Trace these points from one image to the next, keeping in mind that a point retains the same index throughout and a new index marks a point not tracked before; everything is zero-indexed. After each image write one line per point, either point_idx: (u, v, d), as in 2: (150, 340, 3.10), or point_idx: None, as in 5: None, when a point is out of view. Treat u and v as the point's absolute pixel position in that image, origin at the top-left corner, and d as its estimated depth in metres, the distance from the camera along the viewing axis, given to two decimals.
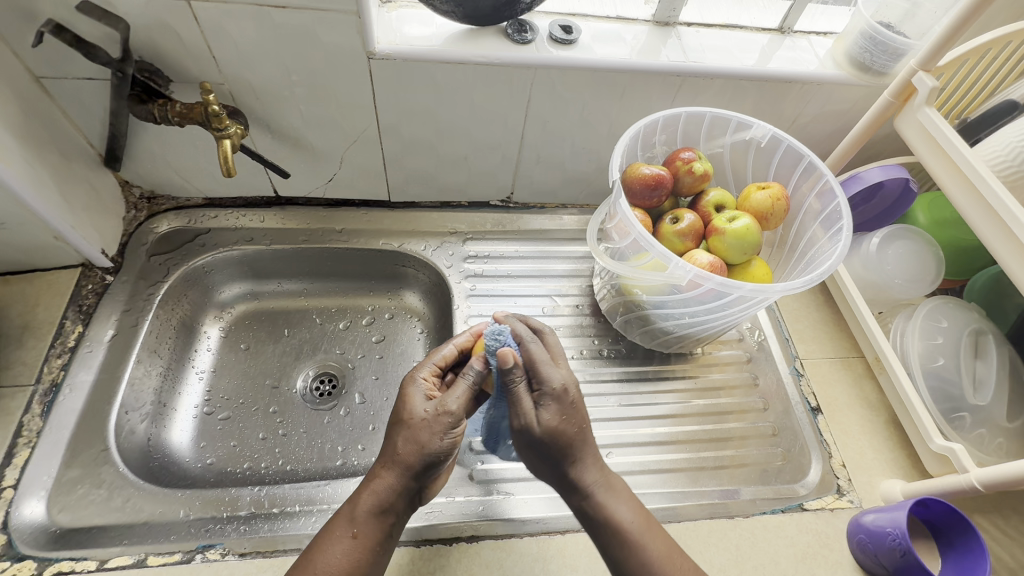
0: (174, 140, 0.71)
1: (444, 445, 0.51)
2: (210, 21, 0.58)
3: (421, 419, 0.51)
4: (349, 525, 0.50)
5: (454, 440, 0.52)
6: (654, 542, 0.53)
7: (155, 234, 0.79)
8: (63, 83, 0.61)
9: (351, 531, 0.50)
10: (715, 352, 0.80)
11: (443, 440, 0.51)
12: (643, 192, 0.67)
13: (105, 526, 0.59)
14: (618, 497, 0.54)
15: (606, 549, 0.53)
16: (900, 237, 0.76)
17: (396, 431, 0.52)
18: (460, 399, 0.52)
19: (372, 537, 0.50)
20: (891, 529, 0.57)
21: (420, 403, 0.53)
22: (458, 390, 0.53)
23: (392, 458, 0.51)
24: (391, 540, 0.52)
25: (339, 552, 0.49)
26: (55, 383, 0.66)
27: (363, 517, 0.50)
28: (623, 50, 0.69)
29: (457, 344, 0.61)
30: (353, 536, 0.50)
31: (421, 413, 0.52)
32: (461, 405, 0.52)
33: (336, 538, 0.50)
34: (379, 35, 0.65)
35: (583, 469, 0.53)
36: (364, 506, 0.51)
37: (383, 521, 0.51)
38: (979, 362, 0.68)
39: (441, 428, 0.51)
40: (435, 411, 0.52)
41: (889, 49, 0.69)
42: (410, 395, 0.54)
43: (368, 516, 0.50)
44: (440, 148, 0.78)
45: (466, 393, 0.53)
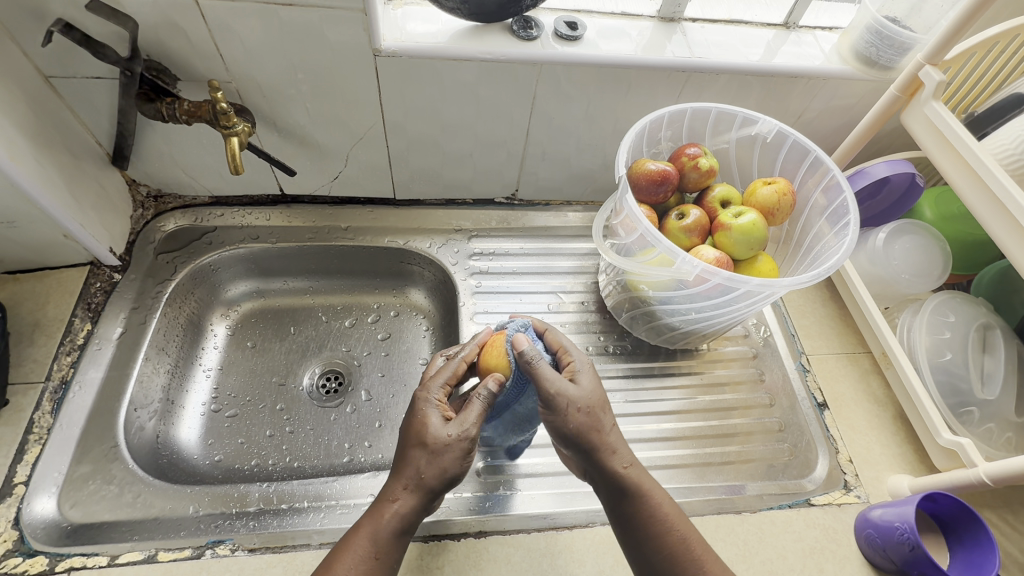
0: (181, 139, 0.71)
1: (462, 467, 0.52)
2: (217, 18, 0.58)
3: (444, 444, 0.51)
4: (370, 545, 0.49)
5: (469, 461, 0.53)
6: (686, 532, 0.53)
7: (162, 233, 0.79)
8: (71, 82, 0.62)
9: (372, 553, 0.49)
10: (721, 348, 0.80)
11: (463, 465, 0.52)
12: (649, 188, 0.67)
13: (116, 522, 0.59)
14: (652, 482, 0.55)
15: (640, 543, 0.53)
16: (907, 232, 0.76)
17: (416, 456, 0.51)
18: (476, 420, 0.52)
19: (391, 553, 0.50)
20: (899, 523, 0.57)
21: (442, 428, 0.51)
22: (474, 413, 0.52)
23: (413, 481, 0.51)
24: (406, 550, 0.53)
25: (361, 574, 0.49)
26: (65, 380, 0.66)
27: (383, 538, 0.50)
28: (629, 46, 0.69)
29: (466, 358, 0.59)
30: (376, 557, 0.49)
31: (443, 438, 0.51)
32: (479, 427, 0.52)
33: (358, 559, 0.49)
34: (385, 33, 0.65)
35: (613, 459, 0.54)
36: (384, 528, 0.50)
37: (402, 537, 0.51)
38: (987, 356, 0.68)
39: (463, 452, 0.51)
40: (459, 437, 0.51)
41: (895, 43, 0.69)
42: (427, 417, 0.53)
43: (390, 535, 0.50)
44: (445, 145, 0.78)
45: (481, 414, 0.53)
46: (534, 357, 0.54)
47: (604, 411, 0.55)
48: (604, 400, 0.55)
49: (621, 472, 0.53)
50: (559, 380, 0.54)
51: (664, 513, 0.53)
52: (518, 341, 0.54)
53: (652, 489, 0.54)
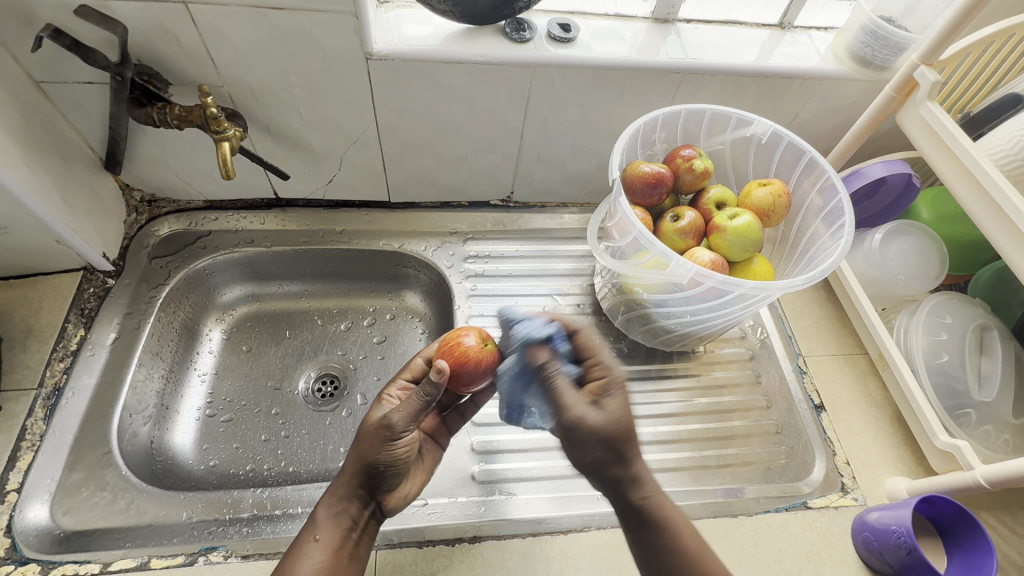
0: (174, 143, 0.71)
1: (387, 455, 0.53)
2: (208, 23, 0.58)
3: (367, 429, 0.54)
4: (310, 529, 0.52)
5: (400, 451, 0.54)
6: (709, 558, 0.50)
7: (157, 237, 0.79)
8: (63, 87, 0.62)
9: (312, 536, 0.52)
10: (717, 350, 0.80)
11: (385, 450, 0.53)
12: (643, 190, 0.67)
13: (108, 529, 0.59)
14: (675, 512, 0.51)
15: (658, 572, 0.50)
16: (904, 233, 0.75)
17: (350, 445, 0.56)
18: (404, 412, 0.53)
19: (332, 540, 0.52)
20: (896, 527, 0.57)
21: (371, 413, 0.55)
22: (405, 404, 0.53)
23: (345, 464, 0.55)
24: (355, 546, 0.53)
25: (299, 556, 0.50)
26: (58, 386, 0.66)
27: (319, 520, 0.53)
28: (622, 48, 0.69)
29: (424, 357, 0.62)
30: (314, 540, 0.51)
31: (369, 421, 0.55)
32: (403, 417, 0.52)
33: (297, 543, 0.52)
34: (377, 36, 0.65)
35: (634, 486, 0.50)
36: (320, 510, 0.53)
37: (341, 524, 0.53)
38: (983, 357, 0.67)
39: (380, 436, 0.53)
40: (376, 422, 0.53)
41: (890, 43, 0.69)
42: (368, 410, 0.57)
43: (327, 519, 0.53)
44: (439, 148, 0.78)
45: (412, 407, 0.53)
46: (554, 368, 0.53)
47: (630, 436, 0.50)
48: (628, 422, 0.50)
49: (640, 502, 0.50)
50: (582, 403, 0.51)
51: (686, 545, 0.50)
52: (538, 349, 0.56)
53: (676, 520, 0.50)
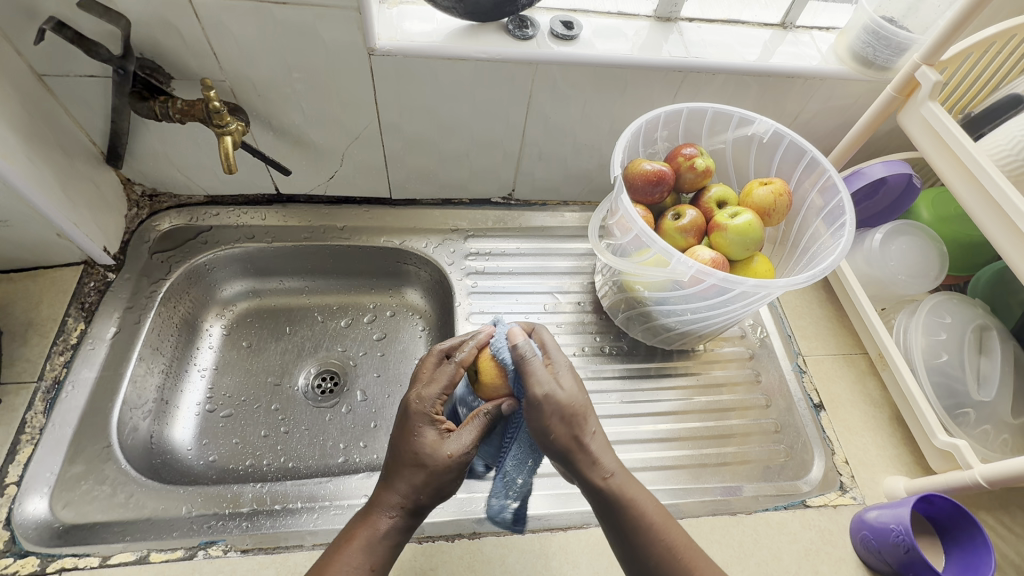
0: (176, 138, 0.71)
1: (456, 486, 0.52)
2: (210, 16, 0.58)
3: (443, 463, 0.50)
4: (365, 556, 0.49)
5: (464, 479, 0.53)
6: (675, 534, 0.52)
7: (157, 232, 0.79)
8: (65, 80, 0.62)
9: (368, 565, 0.49)
10: (717, 349, 0.80)
11: (454, 482, 0.52)
12: (644, 188, 0.67)
13: (108, 522, 0.59)
14: (635, 487, 0.52)
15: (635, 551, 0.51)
16: (903, 233, 0.75)
17: (410, 469, 0.50)
18: (473, 435, 0.52)
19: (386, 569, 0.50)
20: (895, 525, 0.57)
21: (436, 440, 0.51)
22: (471, 429, 0.53)
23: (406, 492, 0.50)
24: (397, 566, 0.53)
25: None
26: (58, 380, 0.66)
27: (372, 550, 0.50)
28: (625, 46, 0.69)
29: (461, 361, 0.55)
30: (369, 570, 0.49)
31: (443, 454, 0.50)
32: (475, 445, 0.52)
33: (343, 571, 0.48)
34: (380, 32, 0.65)
35: (591, 472, 0.52)
36: (371, 539, 0.50)
37: (395, 550, 0.51)
38: (983, 357, 0.68)
39: (456, 471, 0.51)
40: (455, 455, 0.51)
41: (891, 43, 0.69)
42: (422, 431, 0.52)
43: (384, 547, 0.50)
44: (441, 145, 0.78)
45: (481, 431, 0.52)
46: (528, 351, 0.53)
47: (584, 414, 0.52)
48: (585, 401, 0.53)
49: (602, 484, 0.51)
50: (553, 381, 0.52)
51: (649, 518, 0.51)
52: (514, 335, 0.54)
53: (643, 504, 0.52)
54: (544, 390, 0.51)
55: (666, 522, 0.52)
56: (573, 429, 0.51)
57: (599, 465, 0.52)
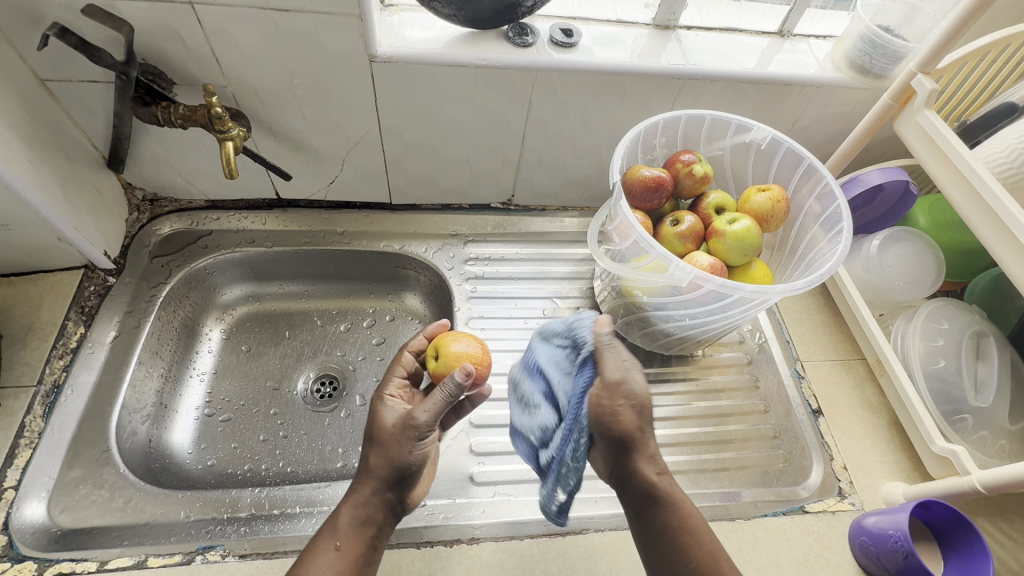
0: (178, 143, 0.71)
1: (413, 456, 0.54)
2: (213, 23, 0.58)
3: (387, 433, 0.55)
4: (333, 537, 0.51)
5: (424, 452, 0.55)
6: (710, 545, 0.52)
7: (157, 236, 0.79)
8: (68, 85, 0.62)
9: (334, 544, 0.50)
10: (716, 354, 0.80)
11: (412, 450, 0.54)
12: (643, 194, 0.68)
13: (105, 527, 0.59)
14: (685, 495, 0.55)
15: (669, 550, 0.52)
16: (901, 239, 0.76)
17: (368, 449, 0.56)
18: (428, 410, 0.55)
19: (355, 549, 0.50)
20: (893, 531, 0.57)
21: (388, 417, 0.57)
22: (429, 403, 0.55)
23: (368, 468, 0.54)
24: (376, 553, 0.52)
25: (323, 566, 0.48)
26: (57, 384, 0.66)
27: (348, 527, 0.51)
28: (624, 53, 0.70)
29: (411, 348, 0.66)
30: (336, 548, 0.50)
31: (388, 425, 0.56)
32: (430, 416, 0.54)
33: (319, 551, 0.50)
34: (381, 39, 0.65)
35: (647, 465, 0.55)
36: (347, 517, 0.52)
37: (365, 532, 0.52)
38: (980, 363, 0.68)
39: (409, 438, 0.54)
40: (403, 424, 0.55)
41: (888, 52, 0.70)
42: (380, 411, 0.58)
43: (350, 525, 0.51)
44: (442, 151, 0.78)
45: (437, 405, 0.55)
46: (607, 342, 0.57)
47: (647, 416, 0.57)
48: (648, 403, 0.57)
49: (654, 480, 0.55)
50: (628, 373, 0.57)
51: (694, 524, 0.53)
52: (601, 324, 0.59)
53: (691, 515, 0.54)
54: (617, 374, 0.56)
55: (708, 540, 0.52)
56: (641, 422, 0.56)
57: (655, 460, 0.56)
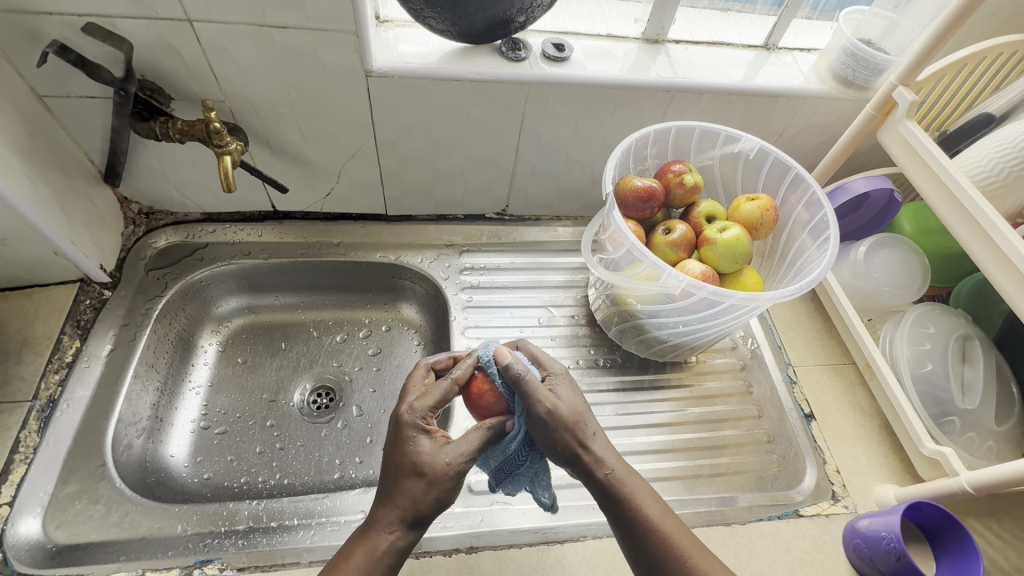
0: (175, 157, 0.72)
1: (456, 495, 0.52)
2: (211, 40, 0.59)
3: (440, 471, 0.50)
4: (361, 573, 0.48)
5: (464, 489, 0.53)
6: (674, 527, 0.53)
7: (153, 249, 0.80)
8: (66, 101, 0.63)
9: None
10: (710, 361, 0.82)
11: (455, 488, 0.51)
12: (635, 204, 0.69)
13: (101, 542, 0.58)
14: (639, 482, 0.54)
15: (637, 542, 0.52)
16: (887, 246, 0.77)
17: (410, 480, 0.50)
18: (470, 447, 0.52)
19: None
20: (885, 533, 0.58)
21: (434, 453, 0.51)
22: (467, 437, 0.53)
23: (406, 505, 0.50)
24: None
25: None
26: (52, 398, 0.66)
27: (373, 563, 0.48)
28: (614, 67, 0.72)
29: (433, 363, 0.61)
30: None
31: (440, 464, 0.50)
32: (474, 453, 0.52)
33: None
34: (377, 54, 0.66)
35: (596, 468, 0.53)
36: (373, 551, 0.49)
37: (394, 565, 0.50)
38: (966, 366, 0.69)
39: (453, 479, 0.51)
40: (449, 461, 0.51)
41: (870, 65, 0.72)
42: (414, 441, 0.52)
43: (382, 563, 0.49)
44: (436, 163, 0.79)
45: (478, 440, 0.53)
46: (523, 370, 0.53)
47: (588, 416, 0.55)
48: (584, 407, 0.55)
49: (604, 480, 0.53)
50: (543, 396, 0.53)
51: (649, 513, 0.53)
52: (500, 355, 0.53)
53: (645, 503, 0.53)
54: (546, 406, 0.52)
55: (668, 522, 0.53)
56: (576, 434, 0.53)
57: (601, 462, 0.54)
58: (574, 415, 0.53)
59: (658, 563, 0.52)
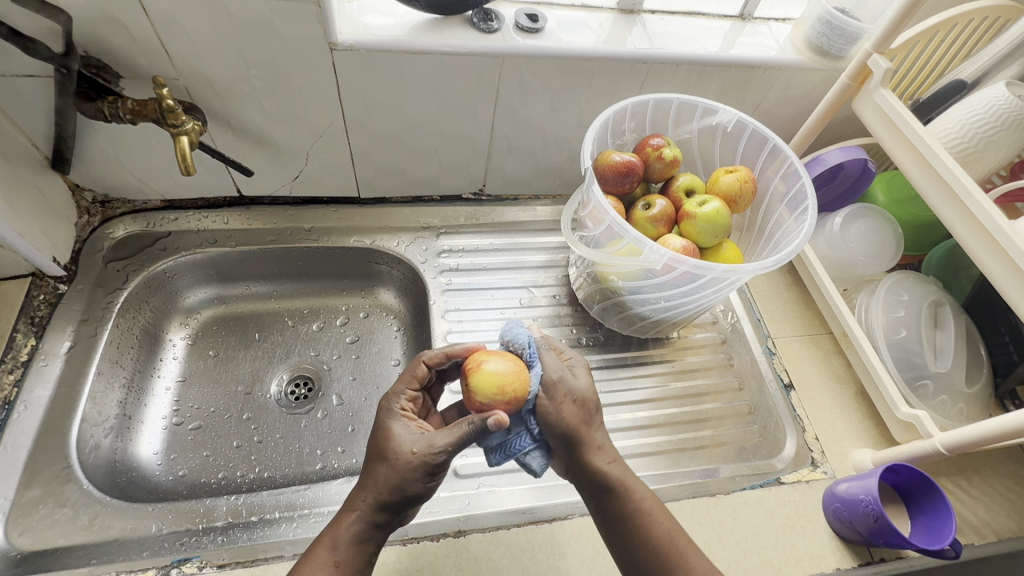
0: (128, 140, 0.67)
1: (424, 488, 0.50)
2: (160, 11, 0.55)
3: (405, 459, 0.49)
4: (330, 556, 0.48)
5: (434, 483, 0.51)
6: (668, 524, 0.54)
7: (111, 240, 0.75)
8: (1, 81, 0.57)
9: (330, 560, 0.47)
10: (690, 336, 0.82)
11: (425, 482, 0.50)
12: (615, 179, 0.68)
13: (70, 547, 0.56)
14: (634, 478, 0.56)
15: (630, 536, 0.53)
16: (861, 216, 0.78)
17: (377, 464, 0.50)
18: (449, 438, 0.50)
19: (354, 569, 0.48)
20: (864, 496, 0.59)
21: (405, 443, 0.50)
22: (451, 432, 0.50)
23: (373, 481, 0.49)
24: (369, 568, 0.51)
25: None
26: (8, 400, 0.62)
27: (344, 546, 0.48)
28: (590, 38, 0.70)
29: (428, 362, 0.57)
30: (334, 567, 0.47)
31: (407, 452, 0.49)
32: (451, 447, 0.50)
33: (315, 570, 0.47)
34: (341, 26, 0.63)
35: (596, 456, 0.55)
36: (343, 536, 0.48)
37: (363, 551, 0.49)
38: (938, 331, 0.71)
39: (423, 471, 0.49)
40: (422, 451, 0.49)
41: (845, 33, 0.72)
42: (392, 429, 0.52)
43: (349, 545, 0.48)
44: (409, 142, 0.77)
45: (459, 435, 0.50)
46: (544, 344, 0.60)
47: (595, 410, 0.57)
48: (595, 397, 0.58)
49: (603, 470, 0.55)
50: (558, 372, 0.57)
51: (643, 505, 0.54)
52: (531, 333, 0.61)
53: (640, 496, 0.55)
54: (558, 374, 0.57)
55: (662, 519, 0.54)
56: (585, 417, 0.56)
57: (603, 452, 0.56)
58: (588, 393, 0.57)
59: (655, 559, 0.52)
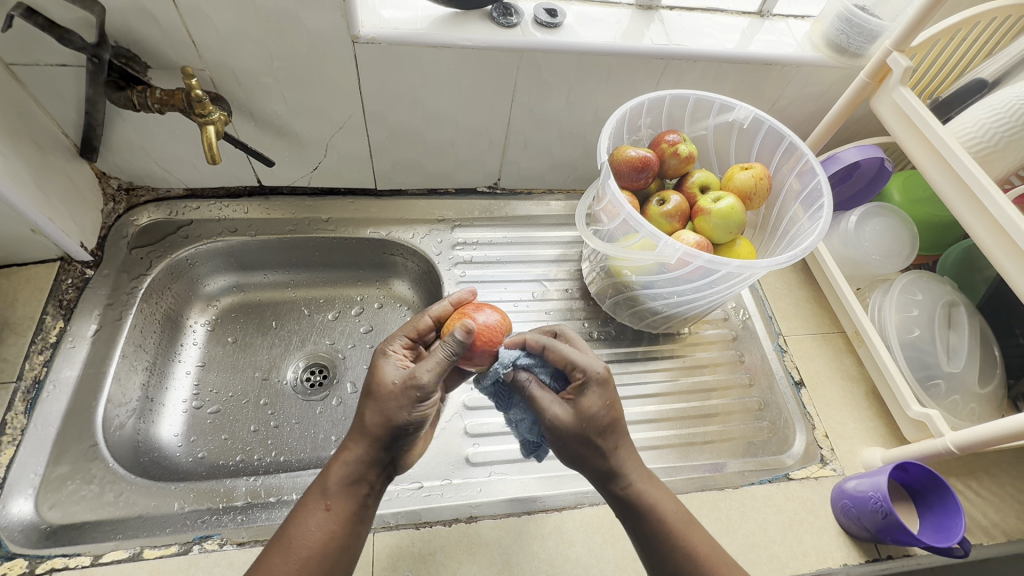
0: (155, 129, 0.69)
1: (411, 417, 0.50)
2: (188, 4, 0.57)
3: (388, 390, 0.50)
4: (321, 498, 0.49)
5: (423, 414, 0.51)
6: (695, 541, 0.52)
7: (135, 227, 0.77)
8: (35, 69, 0.59)
9: (323, 504, 0.49)
10: (701, 332, 0.82)
11: (411, 412, 0.50)
12: (630, 174, 0.68)
13: (97, 521, 0.58)
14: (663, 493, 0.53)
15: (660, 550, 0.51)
16: (877, 215, 0.78)
17: (363, 404, 0.51)
18: (432, 369, 0.50)
19: (347, 509, 0.49)
20: (873, 492, 0.59)
21: (388, 375, 0.51)
22: (432, 362, 0.50)
23: (363, 425, 0.50)
24: (368, 509, 0.51)
25: (312, 524, 0.48)
26: (38, 379, 0.64)
27: (336, 488, 0.49)
28: (608, 34, 0.70)
29: (433, 313, 0.60)
30: (327, 508, 0.49)
31: (387, 383, 0.50)
32: (431, 375, 0.49)
33: (307, 512, 0.49)
34: (363, 19, 0.64)
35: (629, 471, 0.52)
36: (334, 478, 0.50)
37: (357, 493, 0.50)
38: (952, 332, 0.71)
39: (408, 401, 0.49)
40: (402, 382, 0.49)
41: (864, 31, 0.72)
42: (381, 367, 0.52)
43: (341, 487, 0.49)
44: (427, 136, 0.78)
45: (441, 365, 0.49)
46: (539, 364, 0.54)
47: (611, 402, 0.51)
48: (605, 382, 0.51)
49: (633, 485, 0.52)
50: (557, 404, 0.51)
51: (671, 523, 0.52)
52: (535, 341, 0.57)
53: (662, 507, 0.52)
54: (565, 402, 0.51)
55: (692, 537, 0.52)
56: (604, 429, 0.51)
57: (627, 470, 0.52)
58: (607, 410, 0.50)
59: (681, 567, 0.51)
